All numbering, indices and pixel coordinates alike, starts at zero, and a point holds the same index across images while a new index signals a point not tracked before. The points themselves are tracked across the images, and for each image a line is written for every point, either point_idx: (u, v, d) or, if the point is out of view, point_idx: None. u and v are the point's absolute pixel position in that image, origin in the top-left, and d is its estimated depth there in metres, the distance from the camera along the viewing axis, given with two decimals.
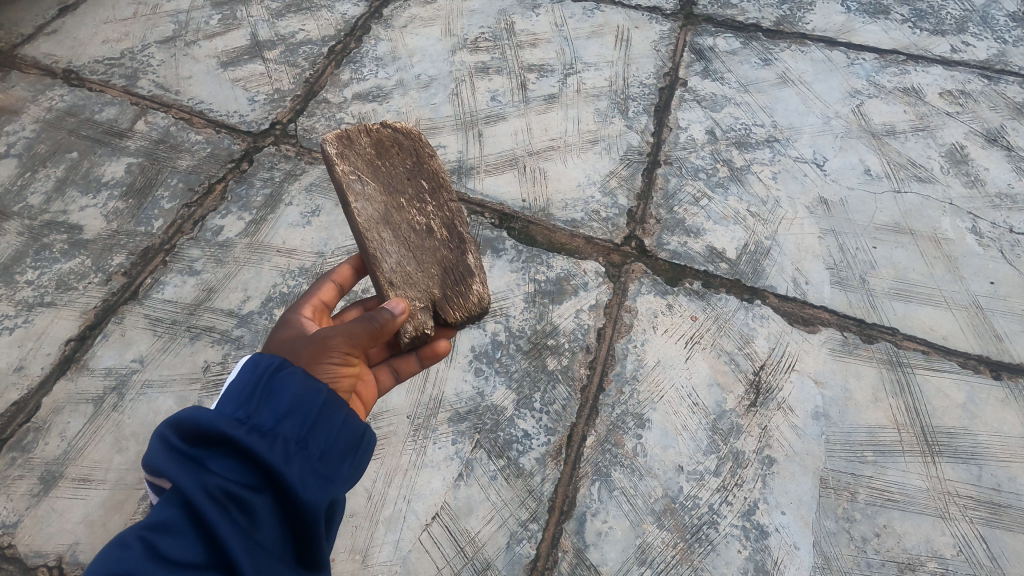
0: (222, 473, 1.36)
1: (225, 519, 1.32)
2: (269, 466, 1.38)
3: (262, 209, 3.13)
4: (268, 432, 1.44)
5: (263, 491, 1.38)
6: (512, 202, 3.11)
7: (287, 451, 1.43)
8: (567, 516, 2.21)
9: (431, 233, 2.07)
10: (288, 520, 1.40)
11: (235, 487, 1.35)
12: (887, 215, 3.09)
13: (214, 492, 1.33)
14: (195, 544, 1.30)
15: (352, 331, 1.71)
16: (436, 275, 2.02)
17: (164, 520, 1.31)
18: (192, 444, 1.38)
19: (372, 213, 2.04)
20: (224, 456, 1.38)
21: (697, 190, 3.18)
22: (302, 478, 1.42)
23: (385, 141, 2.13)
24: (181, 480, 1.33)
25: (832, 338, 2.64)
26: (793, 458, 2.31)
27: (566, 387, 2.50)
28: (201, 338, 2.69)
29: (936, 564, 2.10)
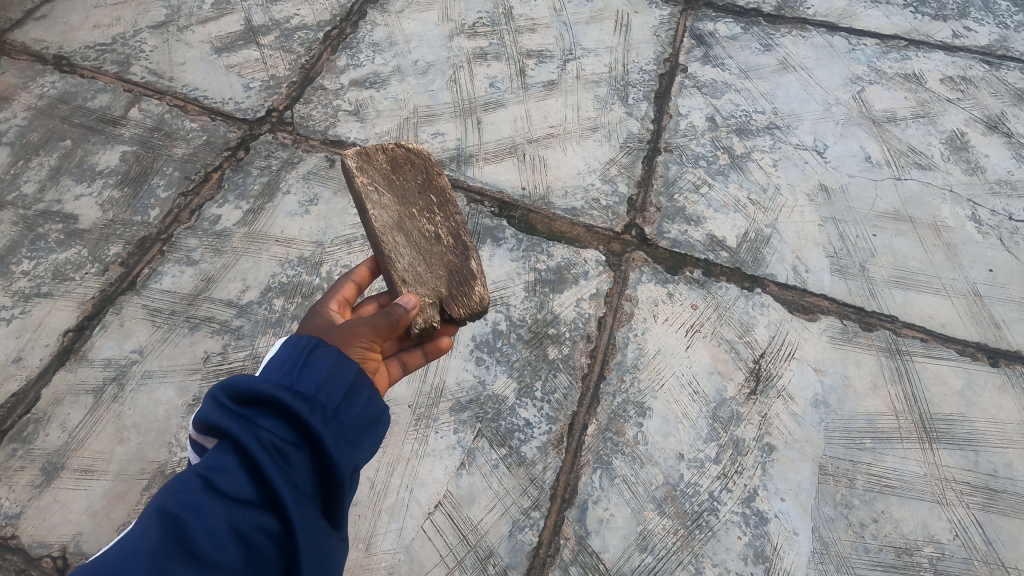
0: (269, 426, 1.41)
1: (272, 467, 1.37)
2: (311, 423, 1.42)
3: (260, 198, 3.10)
4: (310, 393, 1.47)
5: (304, 447, 1.42)
6: (511, 190, 3.09)
7: (325, 412, 1.46)
8: (568, 503, 2.22)
9: (440, 239, 2.07)
10: (327, 476, 1.43)
11: (281, 440, 1.40)
12: (887, 203, 3.09)
13: (264, 442, 1.38)
14: (246, 487, 1.35)
15: (380, 321, 1.72)
16: (446, 276, 2.02)
17: (218, 465, 1.37)
18: (241, 401, 1.43)
19: (387, 220, 2.05)
20: (270, 411, 1.42)
21: (697, 178, 3.16)
22: (338, 439, 1.46)
23: (399, 155, 2.15)
24: (234, 430, 1.40)
25: (832, 326, 2.65)
26: (792, 445, 2.33)
27: (566, 375, 2.50)
28: (200, 328, 2.68)
29: (933, 549, 2.13)
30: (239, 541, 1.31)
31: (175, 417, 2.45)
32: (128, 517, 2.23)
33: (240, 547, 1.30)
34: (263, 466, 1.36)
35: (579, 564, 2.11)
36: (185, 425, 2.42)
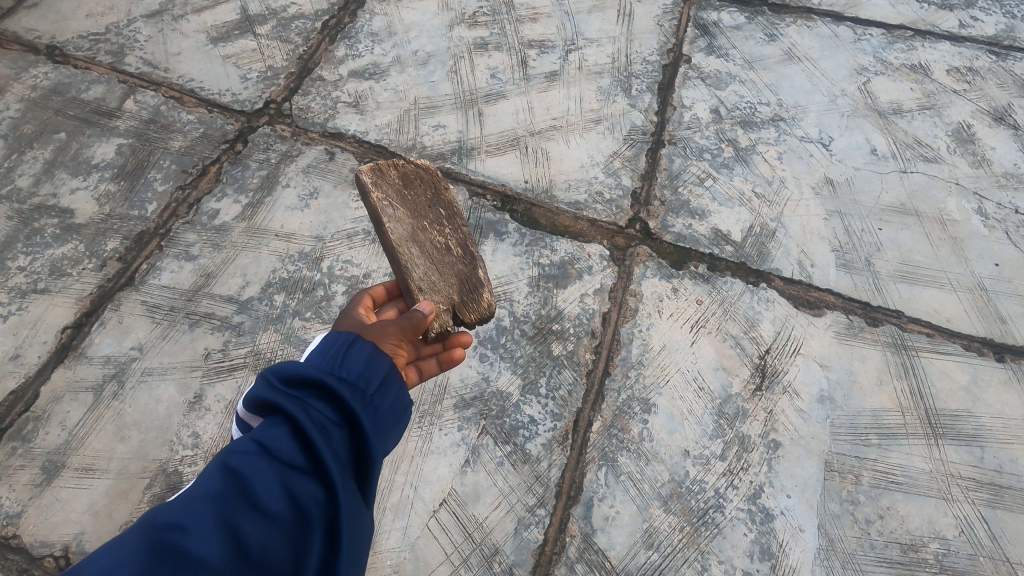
0: (315, 403, 1.42)
1: (320, 439, 1.37)
2: (356, 403, 1.44)
3: (259, 192, 3.06)
4: (352, 376, 1.49)
5: (347, 425, 1.42)
6: (514, 184, 3.05)
7: (365, 396, 1.47)
8: (574, 501, 2.22)
9: (452, 249, 2.07)
10: (367, 457, 1.43)
11: (326, 417, 1.41)
12: (893, 196, 3.06)
13: (312, 417, 1.39)
14: (295, 457, 1.34)
15: (409, 324, 1.75)
16: (458, 282, 2.03)
17: (266, 439, 1.36)
18: (287, 383, 1.43)
19: (402, 230, 2.04)
20: (316, 389, 1.43)
21: (702, 171, 3.13)
22: (376, 422, 1.47)
23: (407, 168, 2.12)
24: (282, 405, 1.40)
25: (837, 322, 2.63)
26: (798, 441, 2.32)
27: (571, 372, 2.49)
28: (200, 325, 2.65)
29: (938, 545, 2.13)
30: (290, 507, 1.29)
31: (176, 415, 2.42)
32: (131, 517, 2.21)
33: (291, 512, 1.29)
34: (312, 438, 1.36)
35: (585, 561, 2.11)
36: (186, 423, 2.40)
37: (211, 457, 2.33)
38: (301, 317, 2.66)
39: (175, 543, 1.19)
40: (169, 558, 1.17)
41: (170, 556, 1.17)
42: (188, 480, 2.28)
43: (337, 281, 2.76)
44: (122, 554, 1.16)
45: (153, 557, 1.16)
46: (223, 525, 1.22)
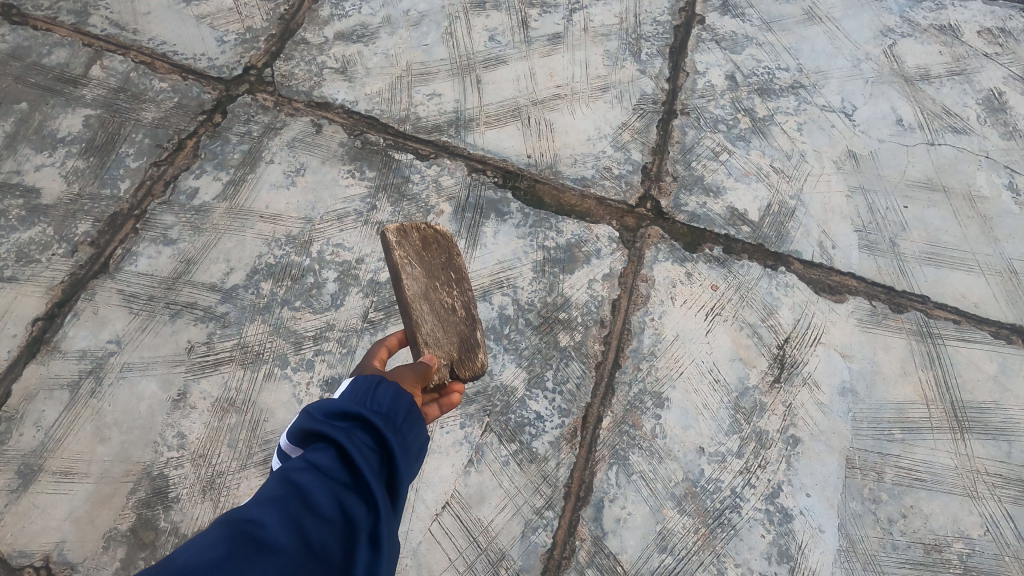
0: (348, 426, 1.40)
1: (357, 455, 1.35)
2: (385, 425, 1.42)
3: (241, 168, 2.83)
4: (382, 405, 1.45)
5: (380, 448, 1.40)
6: (516, 158, 2.84)
7: (392, 420, 1.44)
8: (583, 502, 2.11)
9: (457, 309, 1.88)
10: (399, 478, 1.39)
11: (364, 442, 1.39)
12: (919, 170, 2.87)
13: (348, 437, 1.38)
14: (338, 476, 1.32)
15: (421, 368, 1.69)
16: (459, 341, 1.84)
17: (310, 463, 1.33)
18: (324, 416, 1.41)
19: (416, 288, 1.87)
20: (348, 413, 1.41)
21: (717, 144, 2.92)
22: (404, 446, 1.43)
23: (429, 227, 1.96)
24: (320, 429, 1.38)
25: (859, 308, 2.48)
26: (818, 437, 2.21)
27: (579, 364, 2.34)
28: (181, 315, 2.47)
29: (963, 545, 2.04)
30: (338, 513, 1.27)
31: (160, 414, 2.27)
32: (115, 523, 2.09)
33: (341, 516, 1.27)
34: (349, 453, 1.35)
35: (595, 566, 2.02)
36: (171, 422, 2.25)
37: (198, 459, 2.19)
38: (290, 307, 2.49)
39: (250, 537, 1.19)
40: (249, 547, 1.18)
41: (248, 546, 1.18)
42: (174, 484, 2.15)
43: (327, 267, 2.58)
44: (205, 544, 1.17)
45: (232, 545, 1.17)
46: (286, 522, 1.22)
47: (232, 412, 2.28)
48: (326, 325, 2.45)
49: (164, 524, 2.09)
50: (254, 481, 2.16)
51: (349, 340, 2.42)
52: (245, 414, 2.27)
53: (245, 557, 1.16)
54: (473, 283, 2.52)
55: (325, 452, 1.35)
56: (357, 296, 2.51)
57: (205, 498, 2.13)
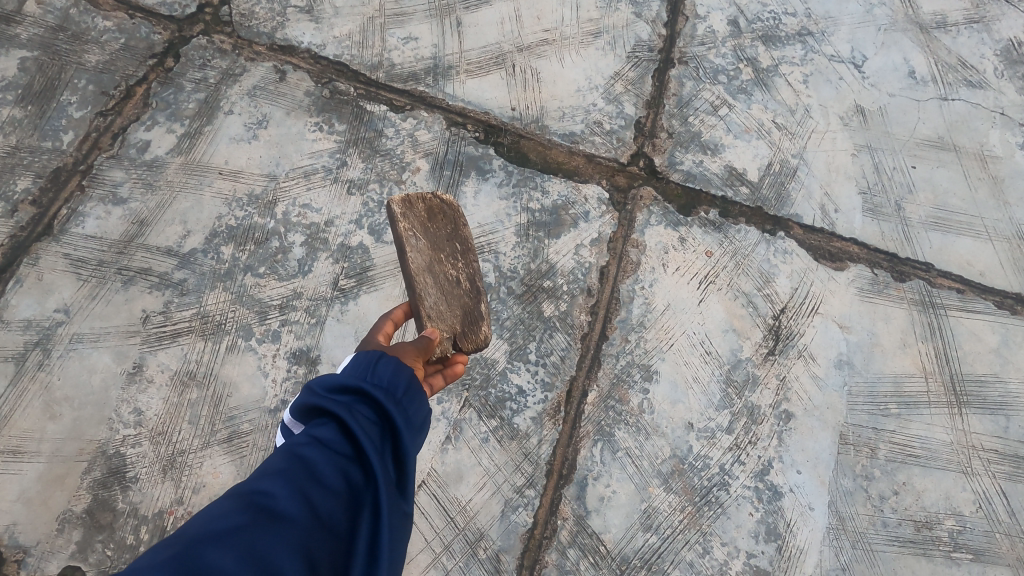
0: (348, 399, 1.29)
1: (358, 426, 1.24)
2: (387, 395, 1.30)
3: (196, 119, 2.57)
4: (383, 376, 1.33)
5: (384, 423, 1.28)
6: (499, 111, 2.60)
7: (395, 391, 1.32)
8: (566, 480, 2.02)
9: (462, 282, 1.75)
10: (405, 453, 1.27)
11: (367, 418, 1.27)
12: (930, 128, 2.68)
13: (349, 409, 1.26)
14: (341, 453, 1.21)
15: (422, 343, 1.58)
16: (463, 315, 1.72)
17: (312, 439, 1.22)
18: (325, 391, 1.29)
19: (420, 260, 1.71)
20: (348, 385, 1.30)
21: (717, 97, 2.70)
22: (410, 417, 1.32)
23: (435, 196, 1.78)
24: (322, 404, 1.27)
25: (861, 276, 2.35)
26: (812, 412, 2.12)
27: (564, 336, 2.21)
28: (135, 282, 2.28)
29: (954, 522, 1.99)
30: (343, 484, 1.18)
31: (114, 388, 2.12)
32: (69, 505, 1.97)
33: (346, 487, 1.18)
34: (350, 425, 1.23)
35: (577, 546, 1.96)
36: (126, 398, 2.10)
37: (157, 437, 2.06)
38: (254, 273, 2.30)
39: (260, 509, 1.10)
40: (260, 516, 1.09)
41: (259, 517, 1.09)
42: (132, 463, 2.02)
43: (294, 230, 2.38)
44: (214, 516, 1.08)
45: (243, 515, 1.09)
46: (293, 492, 1.13)
47: (192, 386, 2.13)
48: (293, 293, 2.28)
49: (122, 506, 1.97)
50: (217, 460, 2.04)
51: (318, 309, 2.25)
52: (207, 389, 2.12)
53: (258, 526, 1.08)
54: None
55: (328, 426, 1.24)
56: (326, 261, 2.33)
57: (166, 478, 2.01)
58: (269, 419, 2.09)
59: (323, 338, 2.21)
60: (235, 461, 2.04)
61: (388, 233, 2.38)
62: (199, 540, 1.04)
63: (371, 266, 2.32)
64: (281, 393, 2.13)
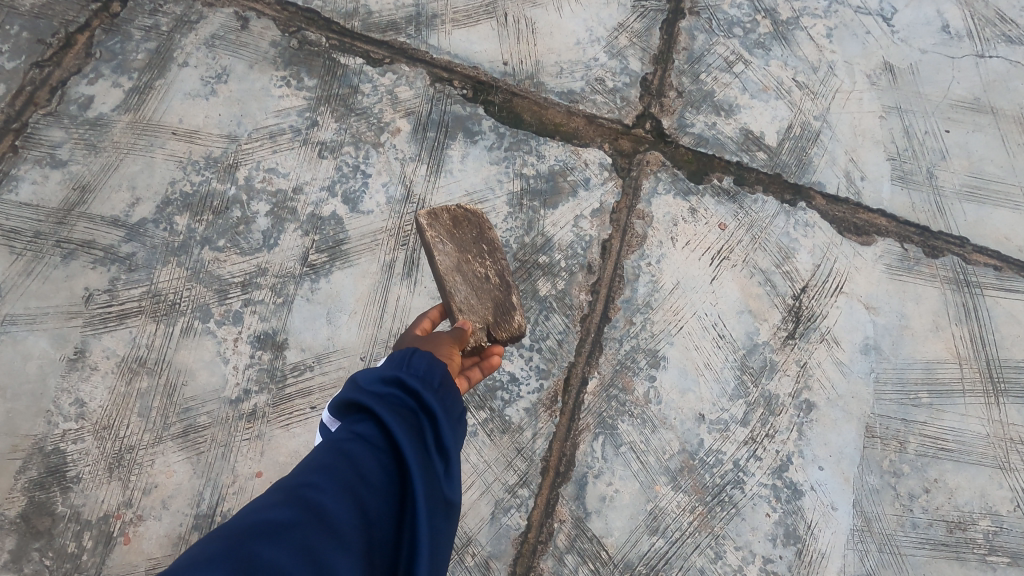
0: (387, 392, 1.19)
1: (398, 418, 1.14)
2: (423, 385, 1.20)
3: (145, 72, 2.26)
4: (419, 366, 1.23)
5: (425, 415, 1.17)
6: (489, 65, 2.30)
7: (432, 381, 1.22)
8: (563, 478, 1.81)
9: (492, 278, 1.57)
10: (447, 446, 1.16)
11: (408, 409, 1.17)
12: (965, 88, 2.40)
13: (385, 402, 1.17)
14: (384, 447, 1.10)
15: (455, 334, 1.44)
16: (495, 307, 1.55)
17: (353, 434, 1.12)
18: (364, 385, 1.20)
19: (448, 262, 1.56)
20: (386, 379, 1.20)
21: (731, 51, 2.39)
22: (448, 408, 1.22)
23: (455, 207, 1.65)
24: (361, 399, 1.17)
25: (889, 252, 2.12)
26: (835, 402, 1.91)
27: (562, 318, 1.98)
28: (76, 257, 2.01)
29: (989, 522, 1.82)
30: (389, 480, 1.07)
31: (53, 376, 1.87)
32: (2, 508, 1.74)
33: (392, 481, 1.07)
34: (389, 416, 1.13)
35: (576, 551, 1.76)
36: (66, 388, 1.86)
37: (101, 431, 1.82)
38: (212, 247, 2.04)
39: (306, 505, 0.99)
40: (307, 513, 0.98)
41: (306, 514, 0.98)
42: (73, 461, 1.79)
43: (258, 197, 2.11)
44: (256, 512, 0.97)
45: (289, 509, 0.98)
46: (339, 488, 1.02)
47: (142, 374, 1.88)
48: (256, 270, 2.02)
49: (62, 509, 1.75)
50: (171, 457, 1.80)
51: (285, 288, 2.00)
52: (158, 377, 1.88)
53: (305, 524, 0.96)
54: None
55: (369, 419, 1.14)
56: (294, 234, 2.06)
57: (113, 478, 1.78)
58: (230, 411, 1.85)
59: (291, 320, 1.96)
60: (191, 458, 1.80)
61: (364, 202, 2.11)
62: (247, 536, 0.93)
63: (345, 239, 2.06)
64: (244, 381, 1.88)
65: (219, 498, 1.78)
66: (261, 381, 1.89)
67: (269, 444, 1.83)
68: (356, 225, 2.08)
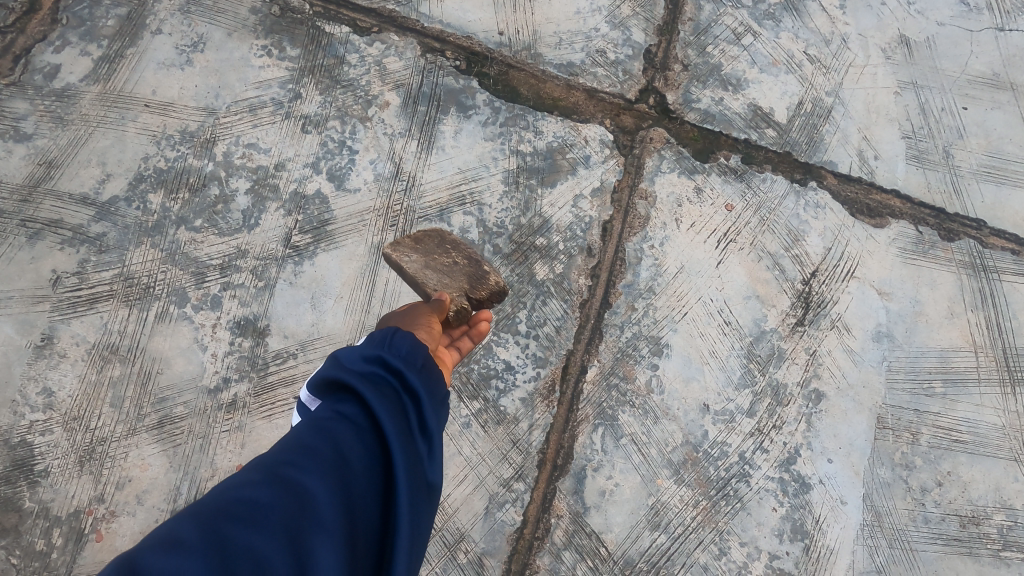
0: (369, 370, 1.07)
1: (381, 397, 1.03)
2: (406, 364, 1.09)
3: (116, 40, 2.11)
4: (401, 347, 1.12)
5: (409, 396, 1.06)
6: (484, 36, 2.16)
7: (416, 361, 1.11)
8: (561, 472, 1.72)
9: (460, 261, 1.51)
10: (433, 428, 1.06)
11: (393, 388, 1.06)
12: (984, 63, 2.28)
13: (368, 380, 1.05)
14: (367, 427, 0.99)
15: (435, 305, 1.37)
16: (469, 278, 1.48)
17: (333, 412, 1.01)
18: (345, 363, 1.09)
19: (415, 266, 1.48)
20: (368, 356, 1.09)
21: (740, 23, 2.25)
22: (432, 390, 1.11)
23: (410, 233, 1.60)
24: (341, 377, 1.06)
25: (903, 235, 2.02)
26: (846, 392, 1.82)
27: (560, 303, 1.87)
28: (42, 237, 1.88)
29: (1003, 516, 1.74)
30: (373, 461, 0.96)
31: (19, 364, 1.76)
32: None
33: (374, 464, 0.96)
34: (370, 396, 1.02)
35: (574, 548, 1.68)
36: (33, 376, 1.74)
37: (71, 423, 1.71)
38: (188, 227, 1.92)
39: (283, 487, 0.88)
40: (284, 496, 0.87)
41: (283, 497, 0.87)
42: (41, 454, 1.68)
43: (237, 175, 1.98)
44: (228, 496, 0.87)
45: (265, 492, 0.87)
46: (320, 469, 0.91)
47: (114, 362, 1.77)
48: (236, 252, 1.90)
49: (29, 505, 1.64)
50: (146, 450, 1.70)
51: (266, 271, 1.88)
52: (132, 365, 1.77)
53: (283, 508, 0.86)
54: (427, 199, 1.98)
55: (349, 398, 1.03)
56: (276, 213, 1.94)
57: (83, 472, 1.67)
58: (208, 401, 1.75)
59: (273, 305, 1.85)
60: (167, 451, 1.70)
61: (350, 179, 1.99)
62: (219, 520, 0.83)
63: (331, 219, 1.94)
64: (223, 369, 1.78)
65: (198, 493, 1.68)
66: (242, 369, 1.78)
67: (250, 436, 1.72)
68: (341, 205, 1.96)
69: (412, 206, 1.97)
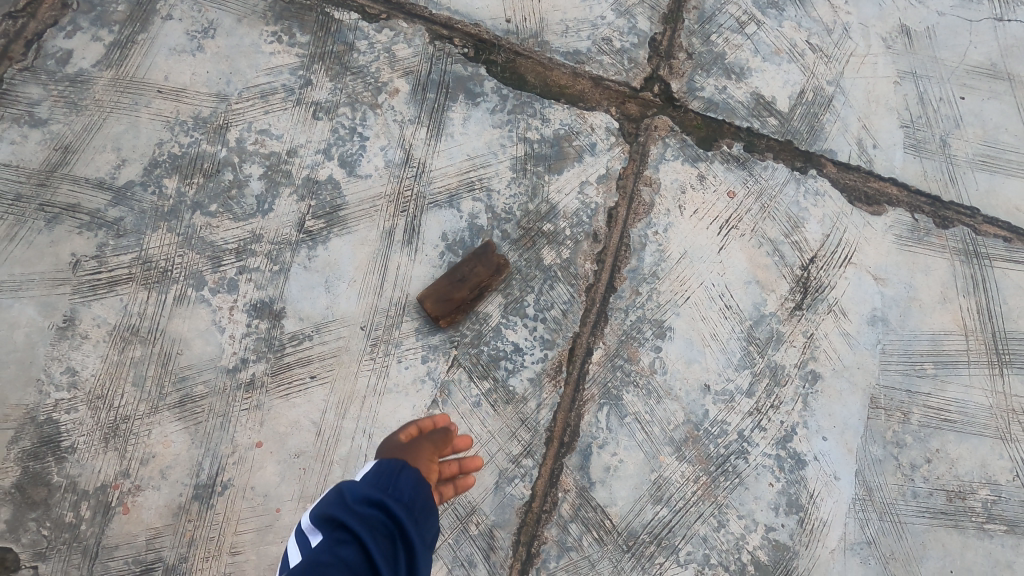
0: (372, 513, 1.14)
1: (380, 548, 1.11)
2: (407, 511, 1.16)
3: (127, 25, 2.13)
4: (405, 491, 1.19)
5: (405, 545, 1.13)
6: (492, 23, 2.19)
7: (415, 509, 1.18)
8: (568, 449, 1.80)
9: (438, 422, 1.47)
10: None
11: (391, 535, 1.13)
12: (982, 53, 2.32)
13: (370, 526, 1.12)
14: None
15: (439, 435, 1.35)
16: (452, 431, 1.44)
17: (334, 559, 1.08)
18: (351, 503, 1.16)
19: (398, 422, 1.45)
20: (372, 498, 1.16)
21: (743, 12, 2.29)
22: (425, 537, 1.17)
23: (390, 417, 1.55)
24: (345, 521, 1.13)
25: (899, 222, 2.08)
26: (841, 373, 1.90)
27: (566, 287, 1.93)
28: (60, 221, 1.92)
29: (988, 491, 1.83)
30: None
31: (42, 344, 1.81)
32: None
33: None
34: (369, 549, 1.09)
35: (580, 520, 1.75)
36: (56, 356, 1.80)
37: (95, 401, 1.77)
38: (203, 212, 1.96)
39: None
40: None
41: None
42: (67, 431, 1.74)
43: (250, 160, 2.02)
44: None
45: None
46: None
47: (135, 343, 1.83)
48: (251, 236, 1.94)
49: (57, 479, 1.71)
50: (168, 427, 1.76)
51: (281, 255, 1.93)
52: (153, 346, 1.82)
53: None
54: (436, 185, 2.02)
55: (352, 544, 1.10)
56: (289, 199, 1.98)
57: (108, 448, 1.74)
58: (227, 381, 1.81)
59: (288, 288, 1.90)
60: (189, 429, 1.76)
61: (361, 165, 2.03)
62: None
63: (342, 204, 1.99)
64: (241, 350, 1.83)
65: (219, 468, 1.74)
66: (259, 350, 1.84)
67: (268, 414, 1.78)
68: (353, 191, 2.00)
69: (422, 191, 2.01)
